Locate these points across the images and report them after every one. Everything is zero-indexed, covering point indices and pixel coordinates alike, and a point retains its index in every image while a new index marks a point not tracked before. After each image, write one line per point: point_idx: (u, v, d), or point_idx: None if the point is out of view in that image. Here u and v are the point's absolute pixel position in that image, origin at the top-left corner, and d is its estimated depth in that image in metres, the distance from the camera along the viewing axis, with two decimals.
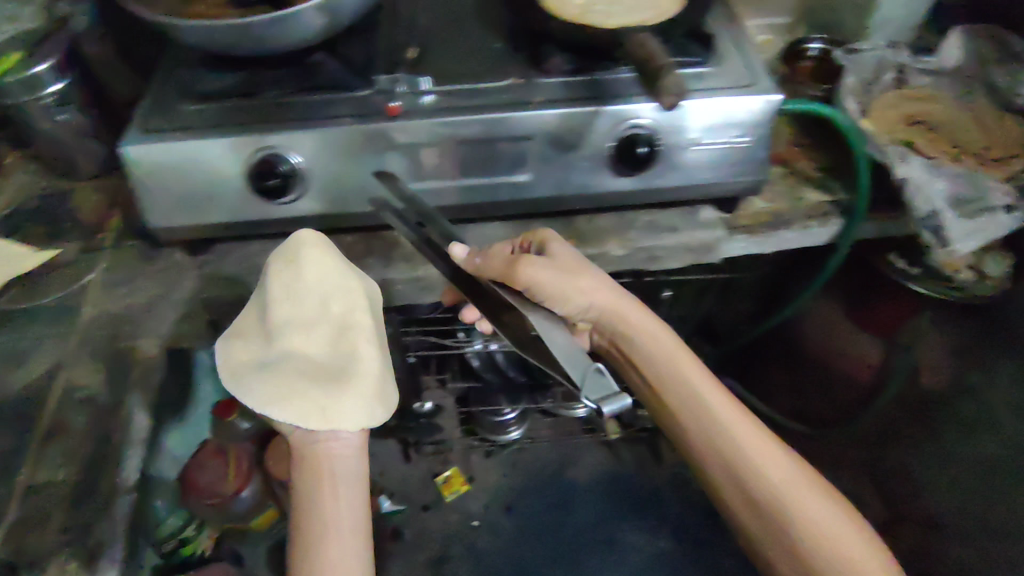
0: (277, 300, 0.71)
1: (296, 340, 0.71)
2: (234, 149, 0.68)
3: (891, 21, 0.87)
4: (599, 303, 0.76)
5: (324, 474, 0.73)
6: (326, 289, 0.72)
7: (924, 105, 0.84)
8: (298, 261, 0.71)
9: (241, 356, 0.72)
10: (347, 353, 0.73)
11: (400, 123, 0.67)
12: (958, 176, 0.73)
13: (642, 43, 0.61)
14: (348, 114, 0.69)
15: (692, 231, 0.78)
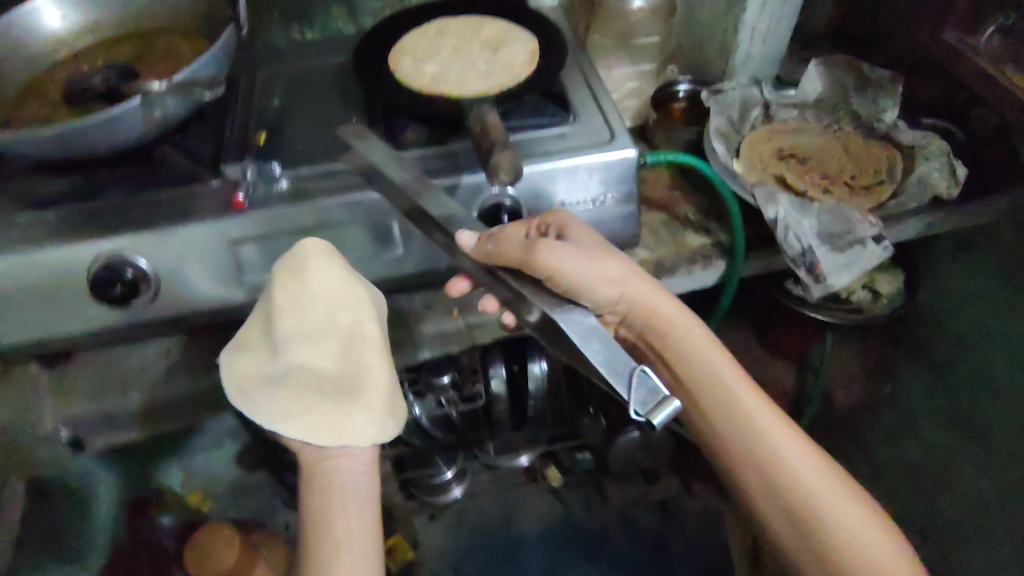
0: (282, 310, 0.62)
1: (305, 355, 0.62)
2: (74, 260, 0.62)
3: (753, 59, 0.89)
4: (629, 293, 0.68)
5: (334, 487, 0.62)
6: (332, 301, 0.63)
7: (793, 138, 0.86)
8: (305, 267, 0.62)
9: (247, 373, 0.62)
10: (350, 372, 0.63)
11: (246, 214, 0.64)
12: (828, 211, 0.72)
13: (482, 115, 0.59)
14: (194, 209, 0.65)
15: None
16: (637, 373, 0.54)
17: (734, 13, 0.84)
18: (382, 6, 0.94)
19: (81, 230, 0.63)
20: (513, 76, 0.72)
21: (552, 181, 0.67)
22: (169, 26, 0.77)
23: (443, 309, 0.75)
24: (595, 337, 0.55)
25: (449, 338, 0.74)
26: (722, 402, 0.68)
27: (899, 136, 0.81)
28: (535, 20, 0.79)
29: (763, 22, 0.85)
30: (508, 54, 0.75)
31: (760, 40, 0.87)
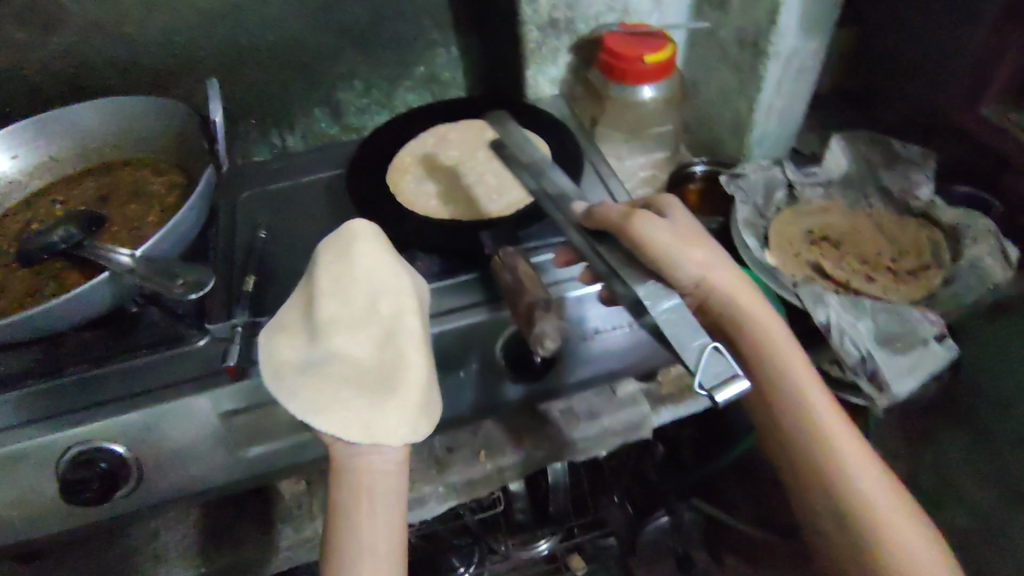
0: (322, 291, 0.48)
1: (345, 339, 0.47)
2: (42, 455, 0.52)
3: (769, 136, 0.84)
4: (711, 279, 0.51)
5: (363, 497, 0.46)
6: (375, 283, 0.49)
7: (822, 218, 0.80)
8: (350, 249, 0.49)
9: (281, 356, 0.47)
10: (396, 363, 0.47)
11: (247, 381, 0.55)
12: (885, 309, 0.66)
13: (510, 259, 0.51)
14: (178, 378, 0.56)
15: (614, 415, 0.68)
16: (709, 346, 0.40)
17: (748, 93, 0.79)
18: (367, 103, 0.88)
19: (45, 418, 0.53)
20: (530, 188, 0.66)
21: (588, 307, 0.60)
22: (136, 157, 0.69)
23: (467, 453, 0.67)
24: (680, 314, 0.42)
25: (478, 484, 0.66)
26: (798, 415, 0.49)
27: (939, 214, 0.76)
28: (541, 118, 0.73)
29: (780, 100, 0.80)
30: (520, 162, 0.69)
31: (777, 117, 0.82)
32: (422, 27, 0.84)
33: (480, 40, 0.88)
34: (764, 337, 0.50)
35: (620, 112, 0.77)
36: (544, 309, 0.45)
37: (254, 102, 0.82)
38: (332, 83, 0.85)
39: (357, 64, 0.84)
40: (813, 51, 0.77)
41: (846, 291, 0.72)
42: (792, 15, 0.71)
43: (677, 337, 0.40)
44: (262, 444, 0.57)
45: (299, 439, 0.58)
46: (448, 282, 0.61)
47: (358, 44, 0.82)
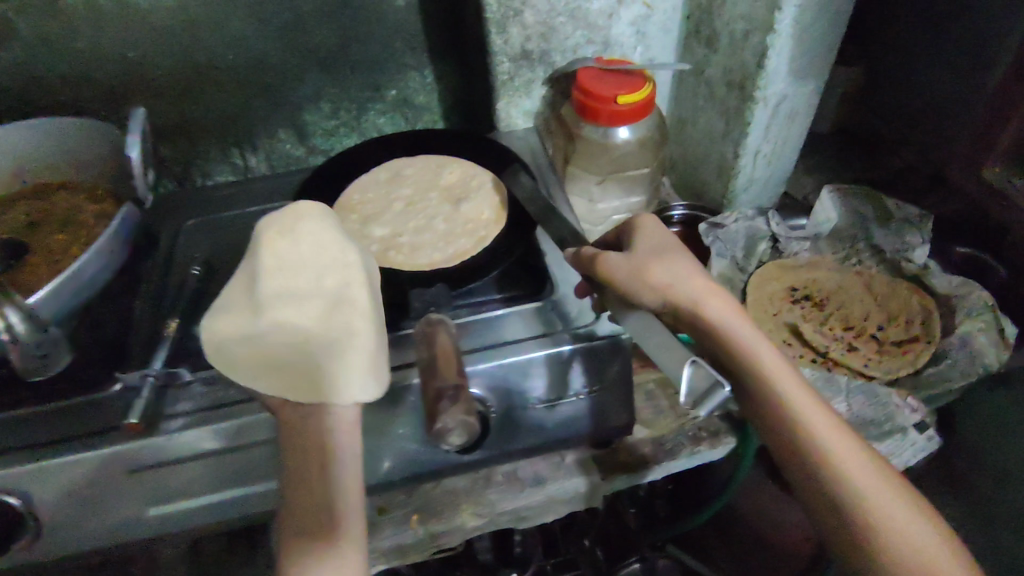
0: (263, 264, 0.42)
1: (288, 313, 0.41)
2: None
3: (755, 182, 0.78)
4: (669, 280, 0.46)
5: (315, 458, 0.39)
6: (322, 256, 0.43)
7: (807, 274, 0.75)
8: (296, 224, 0.44)
9: (222, 331, 0.41)
10: (345, 336, 0.41)
11: (169, 437, 0.51)
12: (861, 392, 0.61)
13: (430, 331, 0.47)
14: (76, 431, 0.51)
15: (560, 483, 0.63)
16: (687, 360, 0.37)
17: (733, 136, 0.73)
18: (335, 125, 0.84)
19: None
20: (479, 238, 0.65)
21: (527, 373, 0.56)
22: (74, 182, 0.66)
23: (399, 515, 0.62)
24: (655, 331, 0.40)
25: (407, 551, 0.61)
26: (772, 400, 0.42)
27: (933, 281, 0.70)
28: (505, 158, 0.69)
29: (768, 146, 0.74)
30: (472, 209, 0.67)
31: (765, 163, 0.76)
32: (392, 50, 0.79)
33: (456, 65, 0.83)
34: (720, 324, 0.44)
35: (592, 152, 0.72)
36: (448, 399, 0.40)
37: (214, 122, 0.79)
38: (298, 105, 0.81)
39: (323, 86, 0.80)
40: (806, 96, 0.71)
41: (823, 361, 0.67)
42: (780, 58, 0.65)
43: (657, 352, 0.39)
44: (171, 505, 0.51)
45: (217, 506, 0.52)
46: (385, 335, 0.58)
47: (324, 66, 0.78)
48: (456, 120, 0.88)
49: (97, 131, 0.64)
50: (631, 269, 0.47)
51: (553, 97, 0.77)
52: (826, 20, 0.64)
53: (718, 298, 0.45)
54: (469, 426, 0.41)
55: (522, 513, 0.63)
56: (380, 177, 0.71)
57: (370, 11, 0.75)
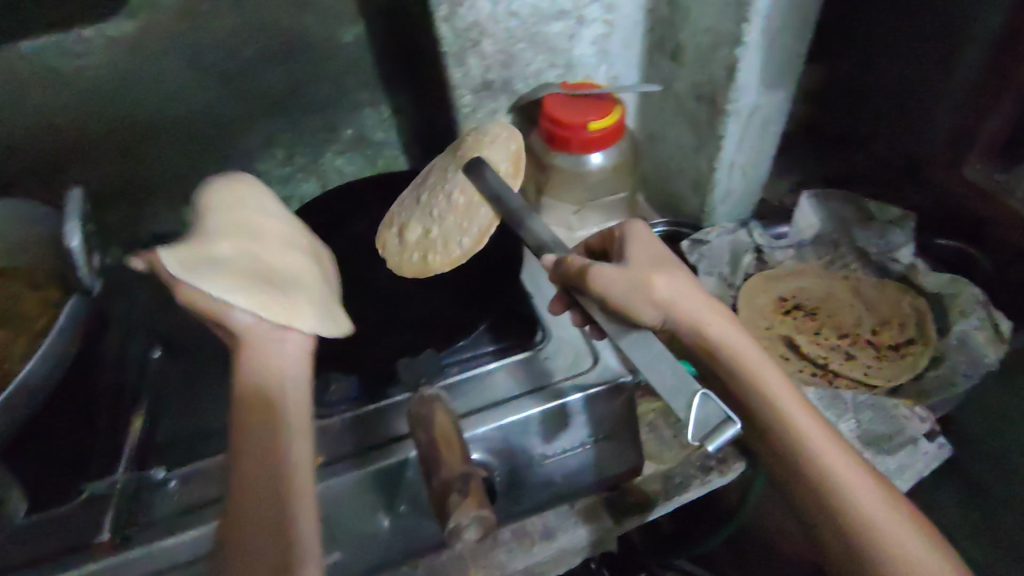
0: (221, 206, 0.48)
1: (242, 245, 0.45)
2: None
3: (733, 194, 0.76)
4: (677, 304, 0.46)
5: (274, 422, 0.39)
6: (274, 215, 0.51)
7: (794, 283, 0.73)
8: (239, 185, 0.51)
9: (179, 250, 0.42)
10: (301, 275, 0.48)
11: (132, 551, 0.45)
12: (869, 408, 0.59)
13: (429, 413, 0.43)
14: (45, 553, 0.46)
15: (570, 536, 0.60)
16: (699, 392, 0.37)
17: (707, 151, 0.71)
18: (290, 171, 0.80)
19: None
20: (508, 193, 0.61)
21: (531, 432, 0.52)
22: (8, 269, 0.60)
23: None
24: (662, 363, 0.39)
25: None
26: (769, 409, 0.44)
27: (921, 279, 0.69)
28: None
29: (743, 156, 0.72)
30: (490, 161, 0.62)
31: (740, 174, 0.74)
32: (344, 87, 0.75)
33: (413, 97, 0.79)
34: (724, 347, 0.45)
35: (566, 181, 0.70)
36: (458, 494, 0.37)
37: (158, 181, 0.73)
38: (248, 154, 0.76)
39: (274, 133, 0.75)
40: (777, 103, 0.69)
41: (824, 373, 0.66)
42: (750, 69, 0.63)
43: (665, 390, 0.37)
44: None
45: None
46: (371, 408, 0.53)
47: (272, 111, 0.74)
48: (416, 153, 0.84)
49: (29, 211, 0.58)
50: (628, 288, 0.46)
51: (518, 125, 0.74)
52: (792, 27, 0.62)
53: (720, 317, 0.46)
54: (485, 521, 0.37)
55: (534, 570, 0.60)
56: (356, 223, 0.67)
57: (318, 50, 0.71)
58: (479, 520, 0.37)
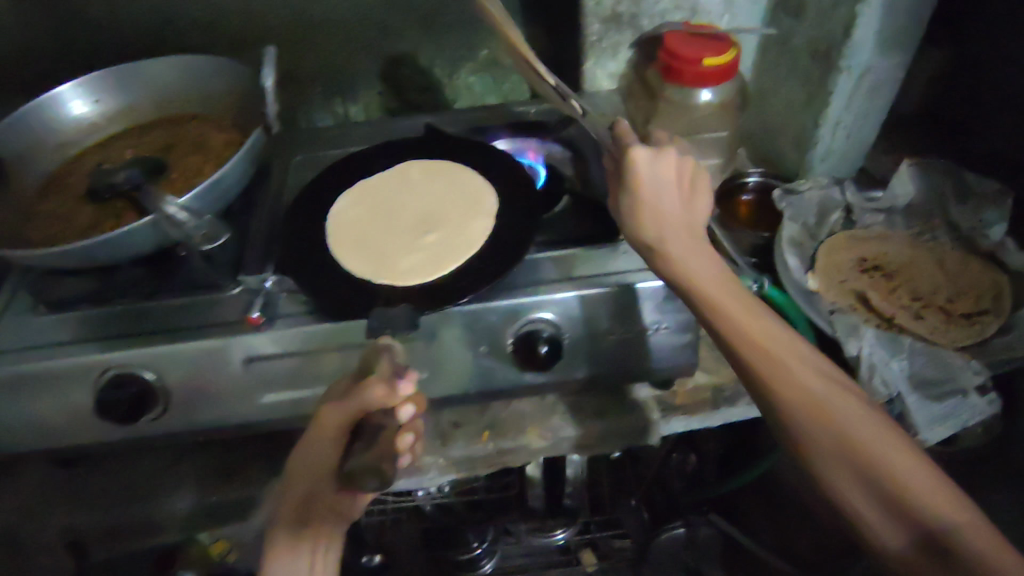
0: (384, 255, 0.67)
1: (389, 233, 0.69)
2: (87, 363, 0.60)
3: (834, 153, 0.80)
4: (656, 217, 0.49)
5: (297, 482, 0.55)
6: (420, 242, 0.68)
7: (877, 247, 0.75)
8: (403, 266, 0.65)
9: (348, 229, 0.70)
10: (423, 210, 0.72)
11: (267, 334, 0.59)
12: (924, 354, 0.63)
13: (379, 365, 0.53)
14: (212, 320, 0.62)
15: (621, 418, 0.67)
16: None
17: (814, 106, 0.75)
18: (429, 81, 0.90)
19: (96, 339, 0.61)
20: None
21: (599, 309, 0.60)
22: (202, 113, 0.73)
23: (471, 430, 0.69)
24: None
25: (466, 463, 0.67)
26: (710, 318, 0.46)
27: (1008, 259, 0.70)
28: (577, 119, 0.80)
29: (849, 117, 0.76)
30: None
31: (844, 134, 0.78)
32: (488, 10, 0.84)
33: (546, 28, 0.87)
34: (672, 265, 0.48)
35: (672, 113, 0.75)
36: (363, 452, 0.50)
37: (322, 71, 0.86)
38: (398, 58, 0.87)
39: (421, 44, 0.86)
40: (892, 68, 0.72)
41: (890, 326, 0.68)
42: (867, 28, 0.67)
43: None
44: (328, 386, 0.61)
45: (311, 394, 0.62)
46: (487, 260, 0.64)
47: (422, 24, 0.84)
48: (540, 83, 0.93)
49: (225, 68, 0.71)
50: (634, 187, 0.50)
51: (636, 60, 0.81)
52: None
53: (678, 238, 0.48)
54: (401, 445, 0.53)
55: (584, 442, 0.68)
56: (390, 174, 0.76)
57: None
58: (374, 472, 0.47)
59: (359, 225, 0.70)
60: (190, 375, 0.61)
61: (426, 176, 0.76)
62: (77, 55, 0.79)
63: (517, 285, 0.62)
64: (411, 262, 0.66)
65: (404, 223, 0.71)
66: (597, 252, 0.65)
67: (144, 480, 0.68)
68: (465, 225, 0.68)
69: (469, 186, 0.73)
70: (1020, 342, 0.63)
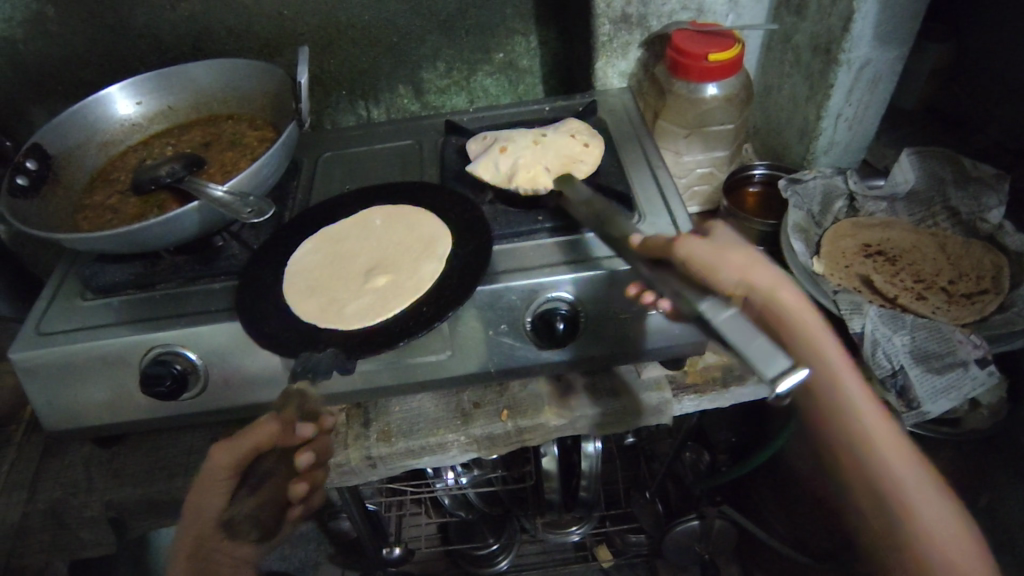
0: (328, 302, 0.64)
1: (337, 278, 0.66)
2: (133, 344, 0.64)
3: (836, 145, 0.83)
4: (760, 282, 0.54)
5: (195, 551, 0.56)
6: (363, 289, 0.65)
7: (879, 233, 0.78)
8: (344, 313, 0.62)
9: (299, 278, 0.67)
10: (378, 254, 0.69)
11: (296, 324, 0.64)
12: (925, 328, 0.66)
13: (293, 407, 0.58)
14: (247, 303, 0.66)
15: (635, 396, 0.70)
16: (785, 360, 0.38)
17: (816, 99, 0.79)
18: (447, 83, 0.95)
19: (141, 321, 0.65)
20: None
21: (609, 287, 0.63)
22: (237, 113, 0.79)
23: (491, 410, 0.71)
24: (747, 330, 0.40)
25: (486, 441, 0.70)
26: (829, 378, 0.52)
27: (1007, 240, 0.73)
28: (590, 113, 0.80)
29: (850, 109, 0.79)
30: None
31: (846, 127, 0.81)
32: (504, 15, 0.89)
33: (559, 31, 0.91)
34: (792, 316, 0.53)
35: (680, 107, 0.80)
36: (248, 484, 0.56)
37: (347, 75, 0.91)
38: (417, 62, 0.91)
39: (440, 48, 0.90)
40: (891, 61, 0.75)
41: (893, 306, 0.70)
42: (865, 22, 0.70)
43: (759, 359, 0.38)
44: (355, 366, 0.65)
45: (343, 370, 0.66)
46: (502, 245, 0.68)
47: (442, 29, 0.88)
48: (553, 84, 0.97)
49: (258, 71, 0.76)
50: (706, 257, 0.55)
51: (646, 59, 0.85)
52: None
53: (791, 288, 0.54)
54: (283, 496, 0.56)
55: (597, 421, 0.71)
56: (352, 221, 0.73)
57: None
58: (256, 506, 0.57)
59: (315, 274, 0.67)
60: (225, 358, 0.64)
61: (387, 222, 0.73)
62: (118, 60, 0.84)
63: (507, 271, 0.65)
64: (358, 307, 0.63)
65: (356, 270, 0.68)
66: (586, 243, 0.67)
67: (179, 459, 0.72)
68: (414, 267, 0.65)
69: (427, 227, 0.70)
70: (1020, 318, 0.66)
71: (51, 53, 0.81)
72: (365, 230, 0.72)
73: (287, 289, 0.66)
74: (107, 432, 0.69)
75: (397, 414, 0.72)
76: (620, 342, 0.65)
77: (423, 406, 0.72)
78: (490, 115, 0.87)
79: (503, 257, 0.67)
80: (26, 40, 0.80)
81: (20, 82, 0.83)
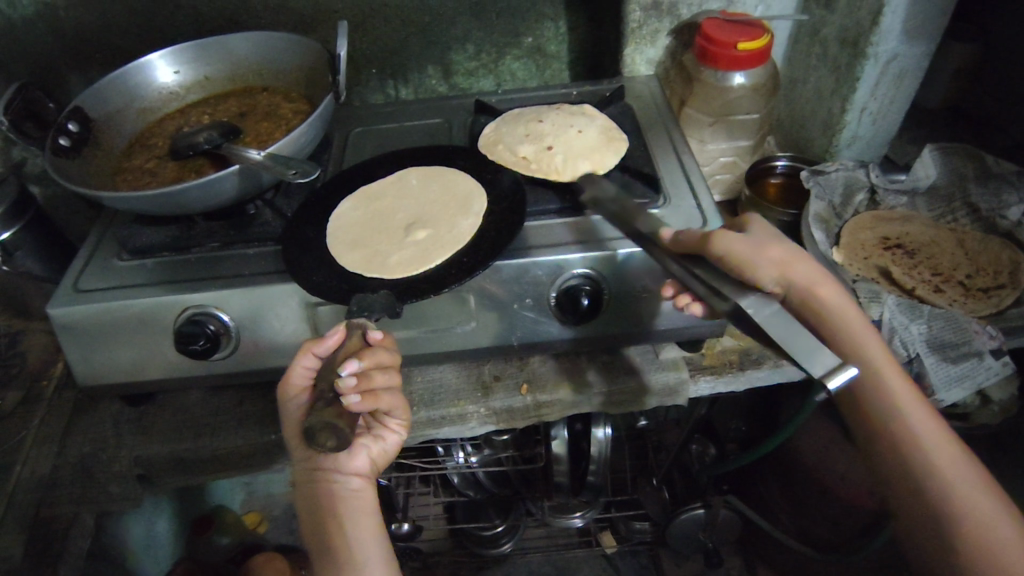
0: (373, 250, 0.66)
1: (378, 231, 0.68)
2: (168, 304, 0.65)
3: (860, 139, 0.84)
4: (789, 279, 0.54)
5: (316, 495, 0.57)
6: (405, 239, 0.67)
7: (898, 226, 0.79)
8: (386, 262, 0.64)
9: (341, 229, 0.69)
10: (417, 210, 0.70)
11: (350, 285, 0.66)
12: (942, 318, 0.67)
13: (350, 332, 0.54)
14: (279, 268, 0.67)
15: (654, 374, 0.72)
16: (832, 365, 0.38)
17: (842, 93, 0.80)
18: (475, 66, 0.96)
19: (175, 282, 0.67)
20: None
21: (634, 265, 0.64)
22: (273, 85, 0.80)
23: (510, 384, 0.73)
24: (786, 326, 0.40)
25: (504, 413, 0.72)
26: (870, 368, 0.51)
27: None
28: (618, 98, 0.82)
29: (875, 103, 0.80)
30: None
31: (870, 120, 0.82)
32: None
33: (588, 19, 0.93)
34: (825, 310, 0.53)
35: (708, 95, 0.81)
36: (324, 406, 0.49)
37: (378, 53, 0.92)
38: (447, 44, 0.93)
39: (470, 30, 0.92)
40: (918, 57, 0.76)
41: (910, 298, 0.72)
42: (895, 16, 0.71)
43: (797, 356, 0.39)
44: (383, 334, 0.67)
45: None
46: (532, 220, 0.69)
47: (473, 11, 0.90)
48: (579, 70, 0.99)
49: (294, 44, 0.77)
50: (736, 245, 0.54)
51: (674, 47, 0.86)
52: None
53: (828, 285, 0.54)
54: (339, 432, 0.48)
55: (615, 398, 0.72)
56: (390, 180, 0.75)
57: None
58: (333, 429, 0.47)
59: (355, 227, 0.69)
60: (256, 320, 0.66)
61: (423, 181, 0.74)
62: (156, 30, 0.86)
63: (533, 246, 0.65)
64: (401, 257, 0.65)
65: (395, 223, 0.69)
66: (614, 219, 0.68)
67: (204, 419, 0.73)
68: (451, 223, 0.67)
69: (463, 187, 0.72)
70: None
71: (92, 21, 0.83)
72: (402, 189, 0.73)
73: (330, 238, 0.67)
74: (137, 390, 0.71)
75: (419, 384, 0.73)
76: (631, 319, 0.67)
77: (445, 378, 0.74)
78: (517, 97, 0.89)
79: (525, 233, 0.68)
80: (68, 8, 0.81)
81: (59, 49, 0.85)
